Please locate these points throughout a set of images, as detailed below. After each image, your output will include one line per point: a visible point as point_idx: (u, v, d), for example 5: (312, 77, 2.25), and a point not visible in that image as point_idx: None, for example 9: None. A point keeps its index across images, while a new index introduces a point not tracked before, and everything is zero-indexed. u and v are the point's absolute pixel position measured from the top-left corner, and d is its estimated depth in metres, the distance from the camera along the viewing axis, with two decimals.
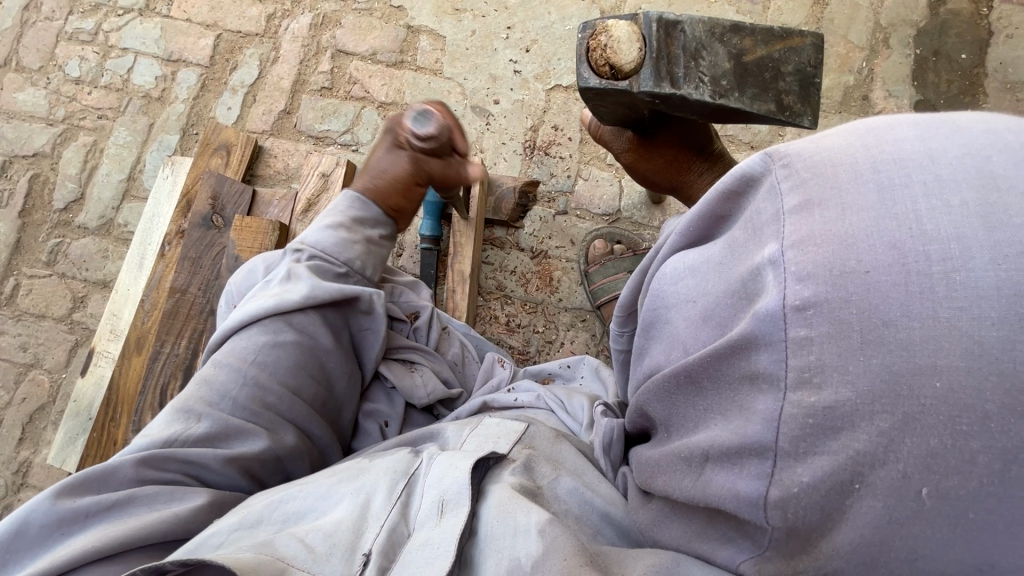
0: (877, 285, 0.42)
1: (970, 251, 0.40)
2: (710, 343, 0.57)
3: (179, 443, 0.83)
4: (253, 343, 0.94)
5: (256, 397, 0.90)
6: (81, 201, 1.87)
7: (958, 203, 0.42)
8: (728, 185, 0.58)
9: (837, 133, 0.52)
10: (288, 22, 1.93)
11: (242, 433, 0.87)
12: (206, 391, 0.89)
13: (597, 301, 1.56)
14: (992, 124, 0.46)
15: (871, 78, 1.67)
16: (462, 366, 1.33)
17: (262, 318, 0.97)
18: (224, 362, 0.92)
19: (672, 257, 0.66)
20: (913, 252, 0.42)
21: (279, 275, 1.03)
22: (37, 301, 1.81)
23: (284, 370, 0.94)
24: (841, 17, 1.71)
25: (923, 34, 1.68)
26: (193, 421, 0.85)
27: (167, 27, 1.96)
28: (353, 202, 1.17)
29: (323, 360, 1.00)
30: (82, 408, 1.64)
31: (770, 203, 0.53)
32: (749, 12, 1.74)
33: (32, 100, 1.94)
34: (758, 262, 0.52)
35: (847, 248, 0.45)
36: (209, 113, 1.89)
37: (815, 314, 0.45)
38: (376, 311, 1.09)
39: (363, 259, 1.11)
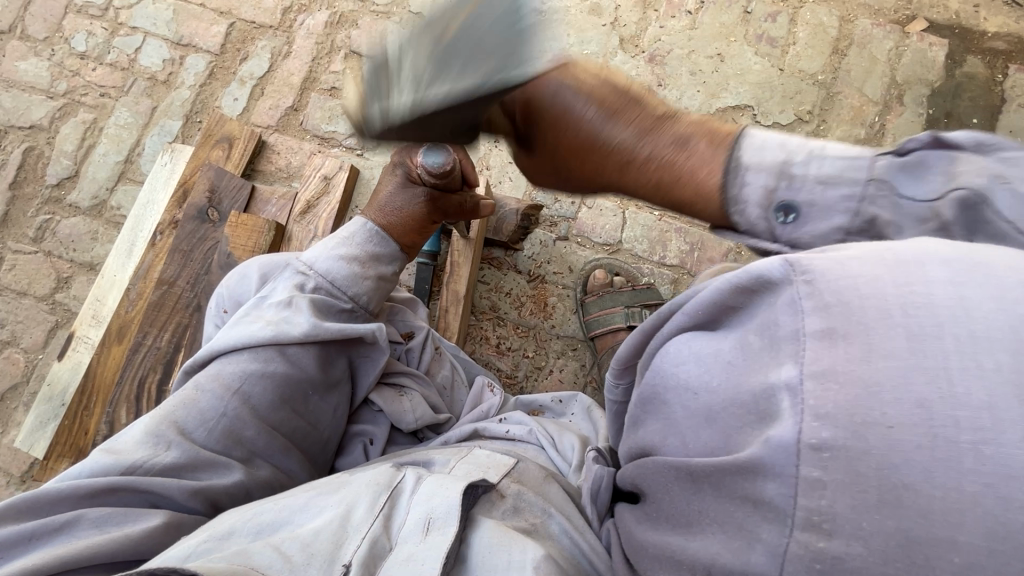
0: (900, 444, 0.41)
1: (1003, 426, 0.38)
2: (716, 449, 0.55)
3: (144, 472, 0.79)
4: (241, 369, 0.92)
5: (233, 430, 0.88)
6: (75, 178, 1.83)
7: (992, 366, 0.40)
8: (743, 282, 0.55)
9: (864, 257, 0.49)
10: (304, 17, 1.90)
11: (214, 464, 0.84)
12: (184, 416, 0.86)
13: (592, 332, 1.54)
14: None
15: (882, 133, 1.67)
16: (451, 391, 1.29)
17: (253, 346, 0.95)
18: (207, 387, 0.90)
19: (676, 337, 0.63)
20: (941, 415, 0.40)
21: (278, 298, 1.01)
22: (19, 277, 1.76)
23: (269, 404, 0.93)
24: (858, 70, 1.72)
25: (937, 95, 1.69)
26: (162, 448, 0.82)
27: (180, 10, 1.93)
28: (370, 235, 1.14)
29: (308, 393, 0.99)
30: (56, 392, 1.60)
31: (788, 317, 0.50)
32: (768, 55, 1.75)
33: (34, 71, 1.90)
34: (772, 382, 0.49)
35: (870, 396, 0.43)
36: (214, 102, 1.85)
37: (831, 460, 0.43)
38: (380, 344, 1.08)
39: (370, 296, 1.10)
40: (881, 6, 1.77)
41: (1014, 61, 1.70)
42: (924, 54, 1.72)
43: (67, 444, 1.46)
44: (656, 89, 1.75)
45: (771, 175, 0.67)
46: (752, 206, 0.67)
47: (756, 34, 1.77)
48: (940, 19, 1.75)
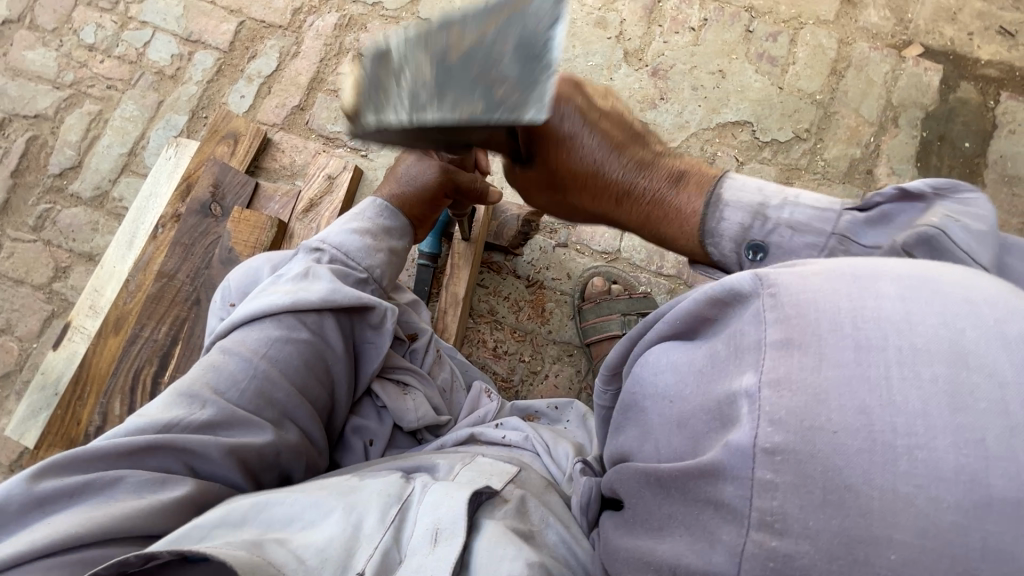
0: (844, 448, 0.44)
1: (933, 431, 0.42)
2: (683, 454, 0.59)
3: (181, 428, 0.80)
4: (266, 335, 0.94)
5: (262, 390, 0.89)
6: (78, 169, 1.83)
7: (928, 376, 0.44)
8: (719, 294, 0.60)
9: (824, 275, 0.54)
10: (313, 18, 1.92)
11: (247, 424, 0.85)
12: (212, 378, 0.87)
13: (587, 338, 1.56)
14: (968, 289, 0.50)
15: (877, 153, 1.71)
16: (450, 393, 1.30)
17: (276, 313, 0.97)
18: (234, 351, 0.91)
19: (659, 345, 0.68)
20: (882, 421, 0.43)
21: (295, 271, 1.04)
22: (17, 265, 1.76)
23: (295, 369, 0.94)
24: (855, 91, 1.76)
25: (931, 118, 1.73)
26: (196, 407, 0.83)
27: (190, 7, 1.95)
28: (381, 210, 1.18)
29: (328, 362, 1.00)
30: (49, 381, 1.59)
31: (753, 328, 0.54)
32: (768, 73, 1.79)
33: (42, 61, 1.91)
34: (734, 388, 0.53)
35: (818, 403, 0.46)
36: (221, 98, 1.87)
37: (783, 462, 0.46)
38: (385, 329, 1.09)
39: (383, 268, 1.13)
40: (879, 31, 1.81)
41: (1006, 88, 1.75)
42: (919, 78, 1.76)
43: (59, 434, 1.45)
44: (658, 102, 1.79)
45: (748, 213, 0.78)
46: (727, 239, 0.79)
47: (757, 52, 1.81)
48: (936, 45, 1.79)
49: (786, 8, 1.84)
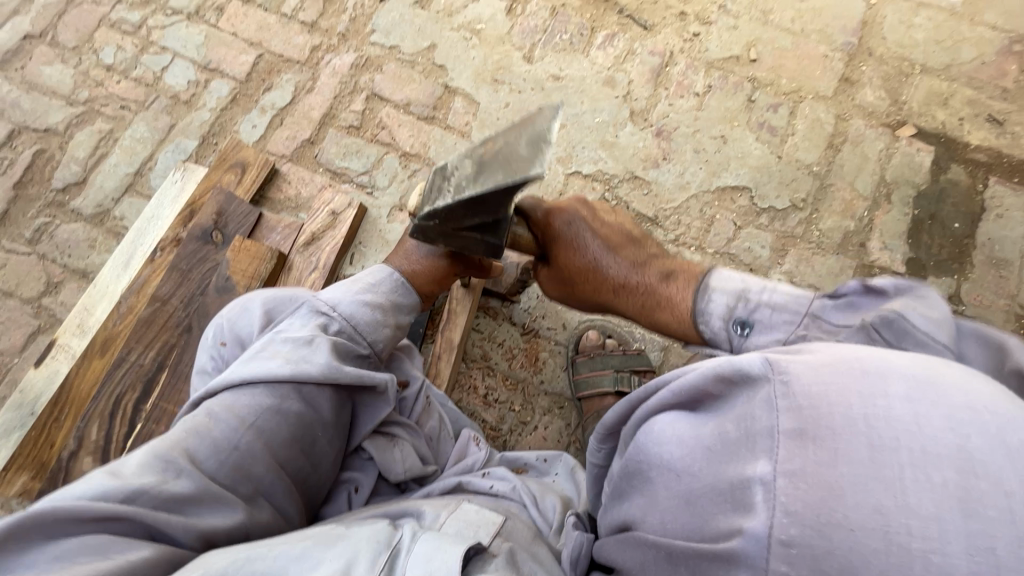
0: (859, 545, 0.46)
1: (946, 537, 0.44)
2: (691, 531, 0.59)
3: (147, 500, 0.76)
4: (258, 403, 0.93)
5: (244, 464, 0.87)
6: (82, 185, 1.84)
7: (940, 481, 0.46)
8: (724, 372, 0.63)
9: (833, 367, 0.56)
10: (331, 56, 1.97)
11: (218, 501, 0.81)
12: (196, 445, 0.85)
13: (579, 392, 1.55)
14: (970, 389, 0.52)
15: (870, 227, 1.75)
16: (438, 441, 1.27)
17: (273, 381, 0.96)
18: (222, 417, 0.90)
19: (663, 417, 0.68)
20: (896, 522, 0.46)
21: (299, 334, 1.03)
22: (8, 277, 1.74)
23: (281, 442, 0.93)
24: (850, 165, 1.82)
25: (922, 197, 1.79)
26: (171, 476, 0.79)
27: (211, 36, 2.00)
28: (394, 280, 1.19)
29: (317, 433, 0.99)
30: (26, 400, 1.55)
31: (764, 415, 0.57)
32: (768, 142, 1.85)
33: (58, 76, 1.94)
34: (745, 474, 0.55)
35: (835, 499, 0.49)
36: (233, 126, 1.89)
37: (798, 556, 0.49)
38: (387, 395, 1.10)
39: (385, 343, 1.15)
40: (874, 110, 1.89)
41: (994, 173, 1.82)
42: (912, 158, 1.83)
43: (30, 456, 1.41)
44: (660, 162, 1.83)
45: (732, 300, 1.02)
46: (715, 317, 1.02)
47: (759, 121, 1.88)
48: (928, 127, 1.87)
49: (787, 82, 1.92)
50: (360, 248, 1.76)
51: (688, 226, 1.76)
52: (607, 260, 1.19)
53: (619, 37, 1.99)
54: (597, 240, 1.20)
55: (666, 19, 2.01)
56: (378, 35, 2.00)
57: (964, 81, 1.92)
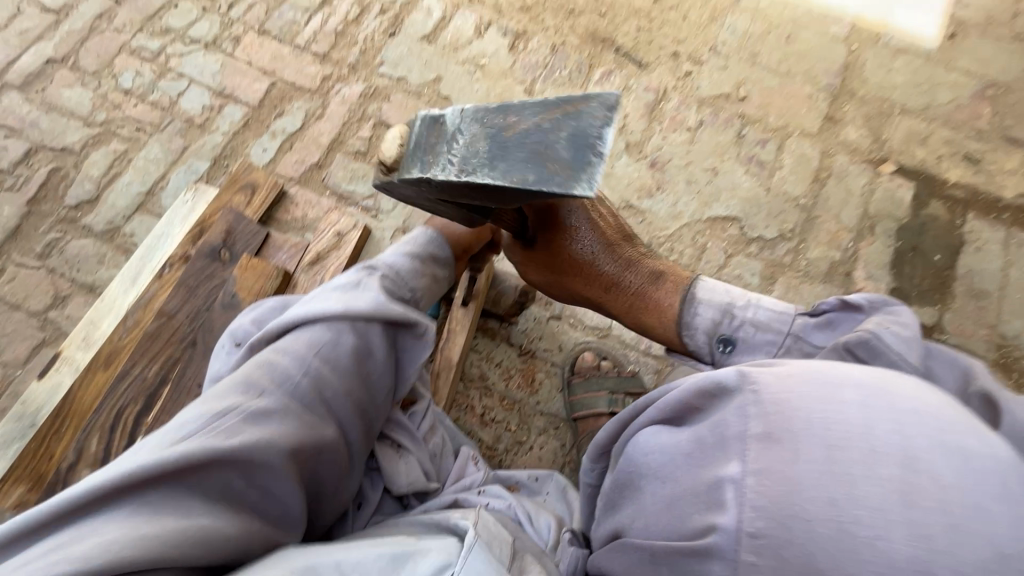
0: (816, 534, 0.54)
1: (889, 525, 0.52)
2: (674, 529, 0.65)
3: (234, 415, 0.81)
4: (320, 337, 0.98)
5: (315, 387, 0.92)
6: (94, 202, 1.89)
7: (885, 476, 0.54)
8: (702, 386, 0.69)
9: (798, 379, 0.64)
10: (341, 85, 2.07)
11: (297, 423, 0.86)
12: (269, 372, 0.89)
13: (575, 413, 1.59)
14: (915, 397, 0.60)
15: (855, 258, 1.83)
16: (440, 459, 1.29)
17: (331, 317, 1.00)
18: (288, 350, 0.94)
19: (648, 428, 0.75)
20: (847, 513, 0.53)
21: (346, 282, 1.09)
22: (17, 290, 1.77)
23: (344, 370, 0.97)
24: (835, 199, 1.91)
25: (904, 230, 1.87)
26: (253, 396, 0.85)
27: (227, 64, 2.09)
28: (427, 241, 1.29)
29: (370, 370, 1.03)
30: (27, 412, 1.56)
31: (735, 421, 0.64)
32: (756, 175, 1.94)
33: (77, 99, 2.02)
34: (718, 475, 0.62)
35: (795, 495, 0.56)
36: (244, 149, 1.97)
37: (764, 546, 0.56)
38: (426, 339, 1.12)
39: (423, 293, 1.24)
40: (857, 147, 1.99)
41: (971, 209, 1.91)
42: (893, 193, 1.92)
43: (28, 468, 1.42)
44: (654, 192, 1.91)
45: (718, 312, 1.13)
46: (700, 331, 1.15)
47: (748, 155, 1.97)
48: (908, 164, 1.97)
49: (774, 119, 2.03)
50: None
51: (681, 253, 1.83)
52: (604, 257, 1.25)
53: (615, 74, 2.10)
54: (596, 238, 1.24)
55: (660, 59, 2.13)
56: (386, 67, 2.10)
57: (941, 122, 2.03)
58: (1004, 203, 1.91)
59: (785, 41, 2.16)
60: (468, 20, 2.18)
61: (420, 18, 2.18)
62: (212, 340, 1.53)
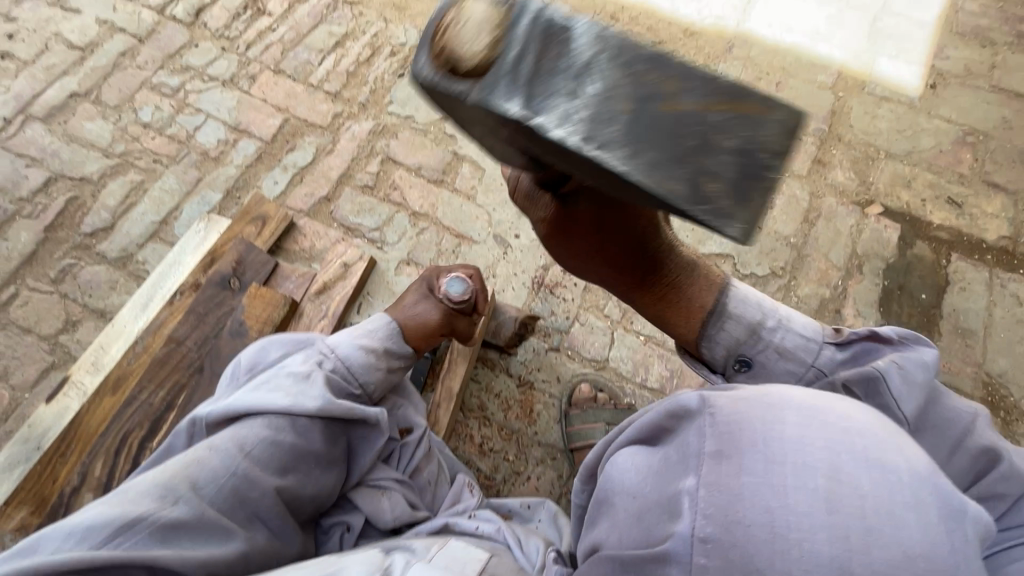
0: (752, 537, 0.57)
1: (814, 528, 0.56)
2: (639, 541, 0.66)
3: (145, 526, 0.84)
4: (255, 434, 1.03)
5: (238, 491, 0.95)
6: (109, 230, 1.95)
7: (812, 486, 0.58)
8: (670, 407, 0.72)
9: (749, 399, 0.68)
10: (351, 122, 2.16)
11: (212, 529, 0.89)
12: (195, 473, 0.93)
13: (571, 444, 1.63)
14: (848, 417, 0.65)
15: (844, 295, 1.89)
16: (433, 487, 1.31)
17: (271, 413, 1.07)
18: (220, 447, 0.99)
19: (624, 448, 0.77)
20: (780, 518, 0.57)
21: (299, 370, 1.15)
22: (29, 314, 1.82)
23: (277, 468, 1.02)
24: (825, 238, 1.98)
25: (891, 269, 1.94)
26: (168, 503, 0.88)
27: (243, 101, 2.19)
28: (388, 331, 1.34)
29: (309, 464, 1.08)
30: (33, 435, 1.58)
31: (695, 438, 0.67)
32: None
33: (98, 131, 2.11)
34: (678, 488, 0.65)
35: (737, 503, 0.59)
36: (256, 182, 2.05)
37: (713, 549, 0.58)
38: (380, 426, 1.20)
39: (376, 386, 1.27)
40: (845, 188, 2.07)
41: (955, 249, 1.98)
42: (880, 233, 1.99)
43: (31, 491, 1.44)
44: None
45: (746, 330, 1.08)
46: (722, 348, 1.10)
47: None
48: (893, 206, 2.05)
49: None
50: (368, 298, 1.86)
51: None
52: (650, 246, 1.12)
53: None
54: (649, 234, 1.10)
55: None
56: (395, 106, 2.20)
57: (925, 166, 2.12)
58: (987, 244, 1.99)
59: (775, 87, 2.27)
60: None
61: None
62: (219, 367, 1.57)
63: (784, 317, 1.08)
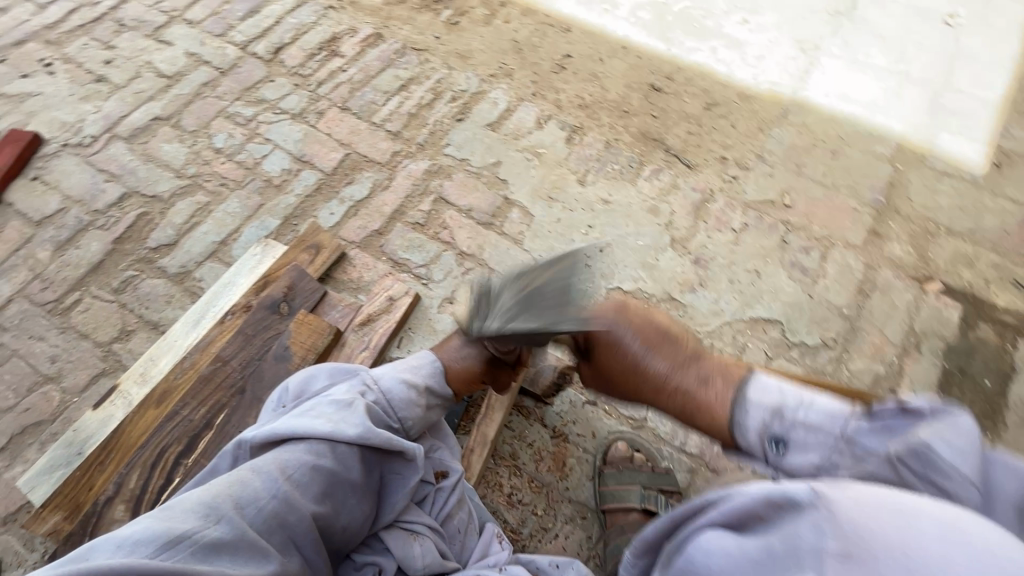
0: None
1: None
2: None
3: (189, 544, 0.81)
4: (298, 458, 1.03)
5: (278, 513, 0.94)
6: (172, 247, 2.05)
7: None
8: (773, 496, 0.72)
9: (870, 500, 0.66)
10: (408, 161, 2.24)
11: (250, 554, 0.86)
12: (238, 493, 0.93)
13: (604, 504, 1.57)
14: (982, 528, 0.59)
15: (900, 374, 1.80)
16: (463, 536, 1.26)
17: (312, 437, 1.07)
18: (262, 470, 0.99)
19: (708, 530, 0.78)
20: None
21: (341, 399, 1.17)
22: (88, 320, 1.90)
23: (314, 495, 1.01)
24: (880, 312, 1.91)
25: (951, 351, 1.85)
26: (211, 522, 0.86)
27: (309, 134, 2.30)
28: (432, 370, 1.32)
29: (344, 495, 1.06)
30: (76, 440, 1.62)
31: (807, 531, 0.66)
32: (800, 280, 1.97)
33: (174, 153, 2.24)
34: None
35: None
36: (313, 211, 2.12)
37: None
38: (415, 463, 1.18)
39: (414, 422, 1.26)
40: (902, 263, 2.01)
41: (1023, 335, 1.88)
42: (940, 312, 1.91)
43: (67, 496, 1.48)
44: (696, 287, 1.96)
45: (768, 412, 1.04)
46: (753, 432, 1.05)
47: (792, 260, 2.01)
48: (954, 284, 1.97)
49: (819, 228, 2.08)
50: (409, 333, 1.87)
51: (721, 350, 1.84)
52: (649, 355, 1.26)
53: (664, 172, 2.22)
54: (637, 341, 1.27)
55: (708, 161, 2.25)
56: (451, 148, 2.27)
57: (988, 246, 2.05)
58: None
59: (830, 155, 2.25)
60: (530, 112, 2.37)
61: (487, 108, 2.37)
62: (260, 390, 1.60)
63: (806, 399, 1.01)
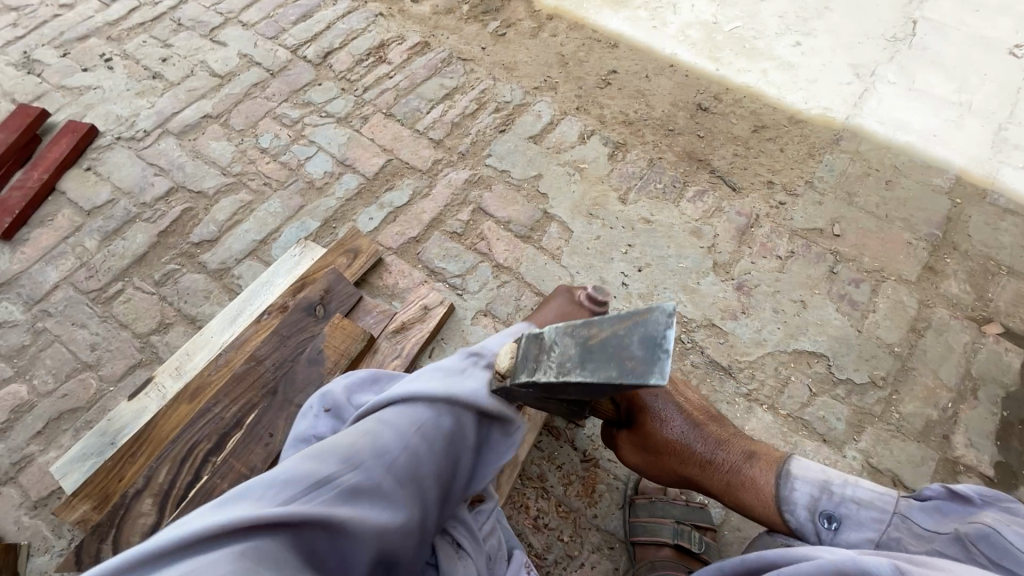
0: None
1: None
2: None
3: (331, 489, 0.80)
4: (416, 416, 0.92)
5: (407, 468, 0.89)
6: (213, 242, 2.08)
7: None
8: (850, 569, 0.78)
9: None
10: (449, 170, 2.24)
11: (384, 500, 0.86)
12: (368, 441, 0.88)
13: (634, 536, 1.50)
14: None
15: (954, 420, 1.70)
16: (495, 562, 1.21)
17: (429, 397, 0.95)
18: (387, 422, 0.91)
19: None
20: None
21: (452, 361, 1.01)
22: (129, 310, 1.93)
23: (435, 453, 0.93)
24: (934, 353, 1.82)
25: (1012, 399, 1.74)
26: (348, 468, 0.83)
27: (353, 139, 2.32)
28: None
29: (460, 451, 0.98)
30: (110, 430, 1.64)
31: None
32: (849, 313, 1.89)
33: (221, 151, 2.28)
34: None
35: None
36: (353, 215, 2.13)
37: None
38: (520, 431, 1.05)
39: None
40: (959, 301, 1.91)
41: None
42: (1000, 356, 1.81)
43: (97, 486, 1.50)
44: (738, 314, 1.89)
45: (817, 487, 1.14)
46: (801, 507, 1.14)
47: (840, 292, 1.93)
48: (1016, 328, 1.86)
49: (870, 260, 2.00)
50: (441, 343, 1.85)
51: (762, 382, 1.77)
52: (691, 434, 1.36)
53: (708, 194, 2.16)
54: (682, 416, 1.37)
55: (754, 185, 2.18)
56: (493, 159, 2.26)
57: None
58: None
59: (884, 185, 2.17)
60: (573, 127, 2.34)
61: (530, 120, 2.36)
62: (292, 392, 1.59)
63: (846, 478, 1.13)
